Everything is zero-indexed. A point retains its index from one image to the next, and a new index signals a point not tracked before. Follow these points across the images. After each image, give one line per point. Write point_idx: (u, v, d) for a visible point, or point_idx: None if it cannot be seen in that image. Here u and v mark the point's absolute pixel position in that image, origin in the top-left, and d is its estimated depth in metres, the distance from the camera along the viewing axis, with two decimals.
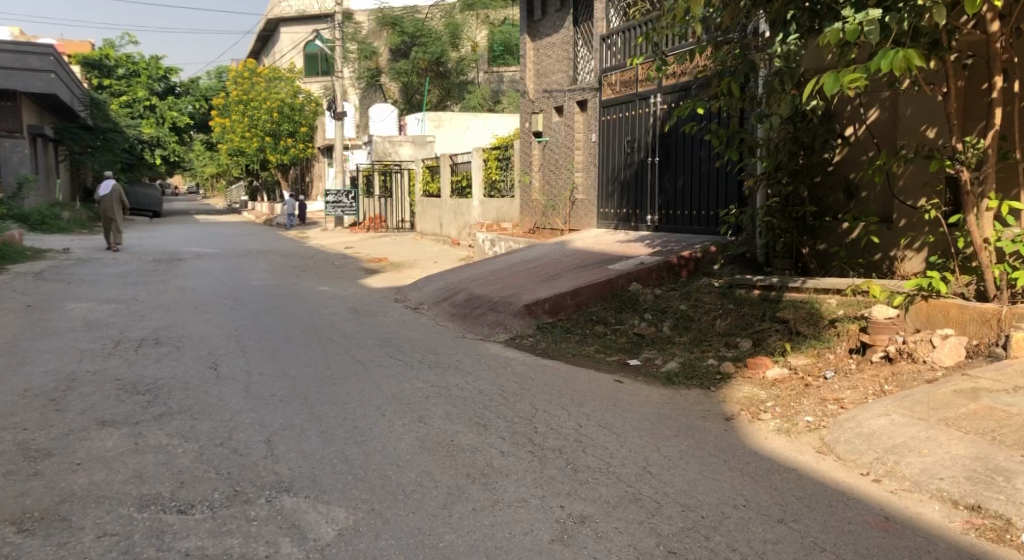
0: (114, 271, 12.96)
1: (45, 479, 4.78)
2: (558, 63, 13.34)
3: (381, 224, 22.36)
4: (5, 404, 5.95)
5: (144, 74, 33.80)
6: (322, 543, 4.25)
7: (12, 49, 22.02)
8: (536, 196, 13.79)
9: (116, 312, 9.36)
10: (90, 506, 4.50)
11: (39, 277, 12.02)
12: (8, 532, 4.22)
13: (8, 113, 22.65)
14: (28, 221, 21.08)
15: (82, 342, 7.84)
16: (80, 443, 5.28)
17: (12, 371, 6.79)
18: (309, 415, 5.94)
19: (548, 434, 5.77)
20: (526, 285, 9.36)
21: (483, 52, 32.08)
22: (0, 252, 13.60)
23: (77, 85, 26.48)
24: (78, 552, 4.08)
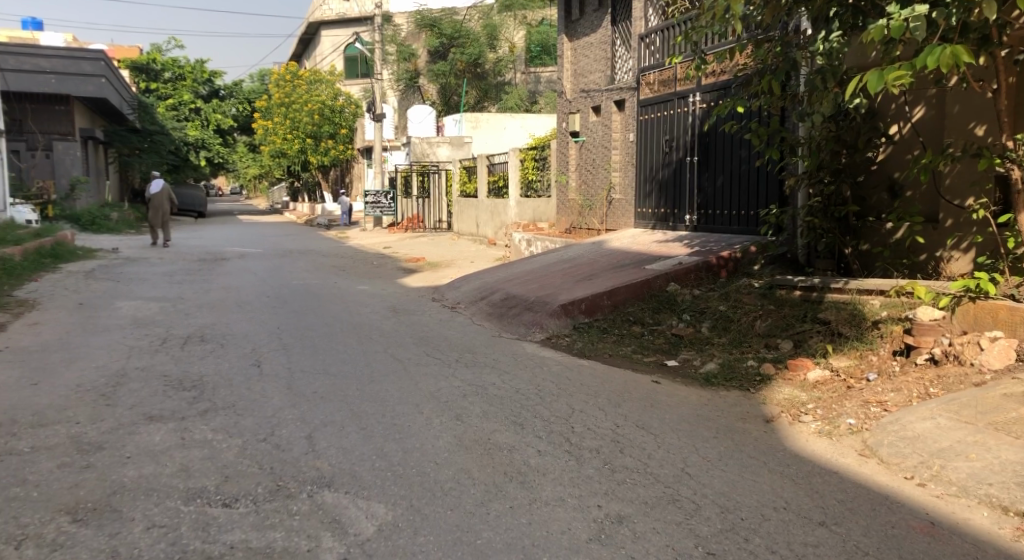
0: (160, 270, 13.20)
1: (97, 471, 4.88)
2: (596, 63, 13.24)
3: (418, 224, 22.53)
4: (58, 398, 6.08)
5: (190, 78, 34.01)
6: (362, 538, 4.29)
7: (65, 54, 22.41)
8: (573, 196, 13.77)
9: (163, 310, 9.52)
10: (139, 498, 4.58)
11: (90, 275, 12.26)
12: (61, 522, 4.32)
13: (61, 116, 23.23)
14: (78, 222, 21.58)
15: (130, 339, 7.99)
16: (129, 437, 5.38)
17: (65, 366, 6.95)
18: (348, 412, 5.98)
19: (585, 434, 5.76)
20: (563, 285, 9.34)
21: (520, 53, 32.25)
22: (54, 252, 13.94)
23: (126, 88, 26.97)
24: (129, 543, 4.16)
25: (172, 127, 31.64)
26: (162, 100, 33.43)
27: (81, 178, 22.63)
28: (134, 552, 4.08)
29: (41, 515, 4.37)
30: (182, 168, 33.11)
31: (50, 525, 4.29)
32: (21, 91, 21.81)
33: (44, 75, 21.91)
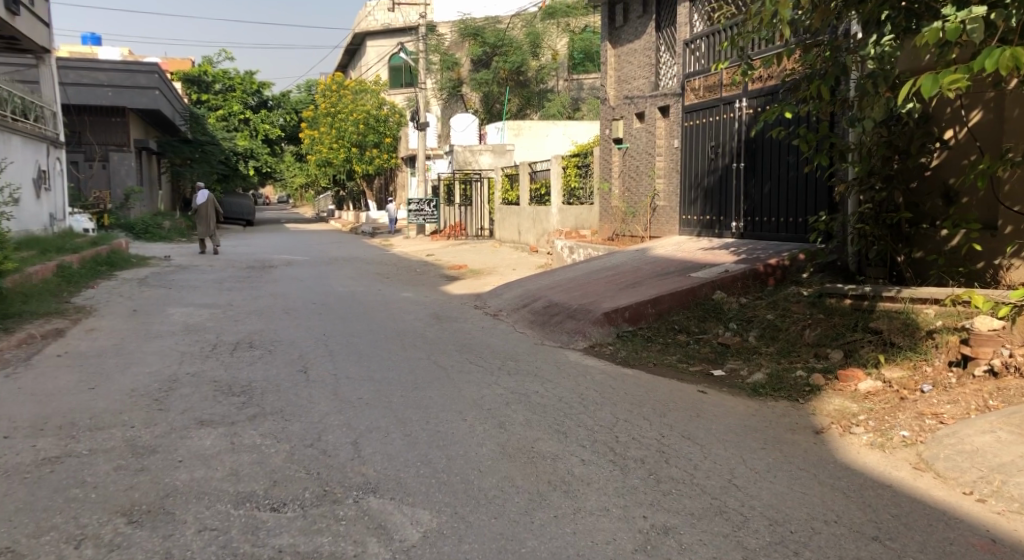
0: (210, 277, 13.40)
1: (151, 474, 4.93)
2: (640, 69, 13.13)
3: (460, 232, 22.59)
4: (114, 403, 6.17)
5: (240, 89, 34.49)
6: (407, 544, 4.29)
7: (122, 67, 22.78)
8: (616, 203, 13.69)
9: (213, 316, 9.65)
10: (192, 501, 4.62)
11: (143, 283, 12.48)
12: (118, 523, 4.37)
13: (117, 128, 23.72)
14: (133, 231, 22.03)
15: (182, 345, 8.09)
16: (182, 441, 5.44)
17: (120, 371, 7.06)
18: (393, 419, 5.99)
19: (630, 443, 5.69)
20: (606, 293, 9.27)
21: (563, 60, 32.11)
22: (110, 260, 14.23)
23: (179, 100, 27.39)
24: (182, 545, 4.19)
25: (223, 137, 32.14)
26: (213, 111, 34.26)
27: (134, 188, 23.18)
28: (187, 555, 4.12)
29: (98, 516, 4.43)
30: (232, 177, 33.63)
31: (107, 526, 4.34)
32: (80, 103, 22.46)
33: (102, 88, 22.48)
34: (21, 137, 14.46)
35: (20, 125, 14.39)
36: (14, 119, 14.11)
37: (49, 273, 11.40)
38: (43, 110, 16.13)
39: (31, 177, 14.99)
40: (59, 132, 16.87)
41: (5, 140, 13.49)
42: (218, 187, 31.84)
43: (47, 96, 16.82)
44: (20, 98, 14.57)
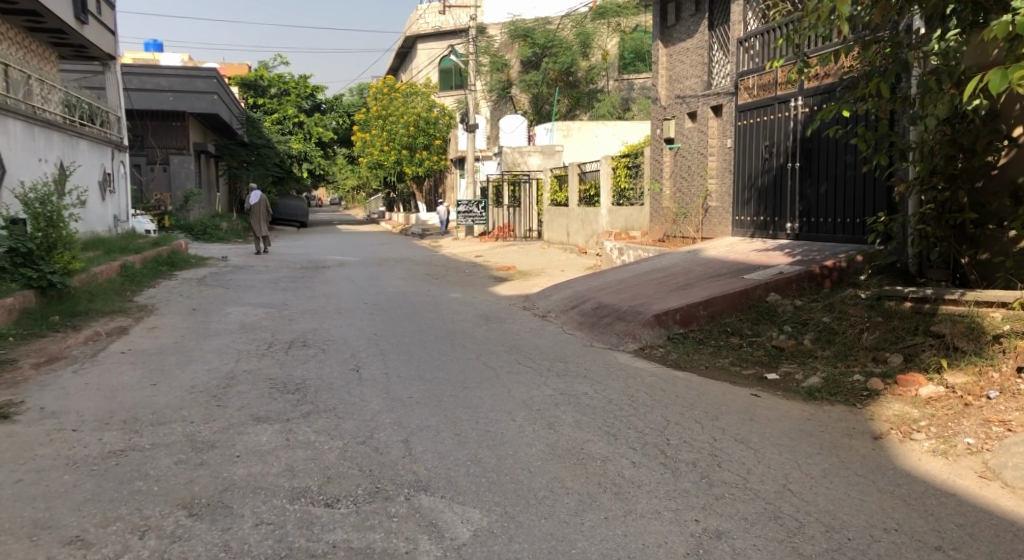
0: (266, 278, 13.58)
1: (210, 468, 4.99)
2: (692, 68, 12.97)
3: (509, 233, 22.61)
4: (174, 398, 6.27)
5: (295, 93, 34.96)
6: (458, 542, 4.29)
7: (182, 73, 23.16)
8: (667, 204, 13.56)
9: (269, 315, 9.77)
10: (249, 496, 4.66)
11: (201, 282, 12.70)
12: (179, 515, 4.43)
13: (177, 132, 24.20)
14: (192, 232, 22.48)
15: (239, 343, 8.21)
16: (239, 437, 5.50)
17: (180, 368, 7.18)
18: (443, 418, 5.98)
19: (681, 446, 5.61)
20: (656, 295, 9.17)
21: (613, 60, 31.75)
22: (169, 260, 14.52)
23: (235, 104, 27.84)
24: (239, 538, 4.23)
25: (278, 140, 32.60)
26: (269, 115, 34.80)
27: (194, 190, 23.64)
28: (245, 548, 4.16)
29: (160, 508, 4.50)
30: (286, 179, 34.12)
31: (168, 517, 4.41)
32: (142, 107, 22.94)
33: (163, 93, 22.90)
34: (88, 141, 14.77)
35: (87, 130, 14.71)
36: (81, 124, 14.42)
37: (113, 272, 11.67)
38: (109, 115, 16.47)
39: (97, 180, 15.32)
40: (124, 136, 17.22)
41: (73, 143, 13.78)
42: (272, 189, 32.35)
43: (112, 101, 17.18)
44: (88, 103, 14.88)
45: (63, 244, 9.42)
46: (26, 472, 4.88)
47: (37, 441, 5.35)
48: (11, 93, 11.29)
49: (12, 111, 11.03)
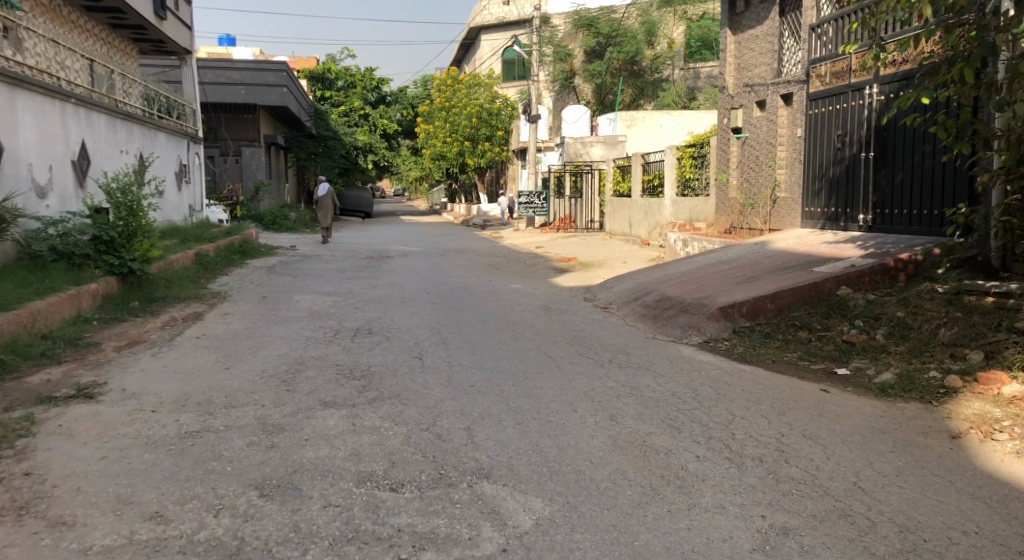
0: (332, 267, 13.74)
1: (280, 450, 5.04)
2: (761, 56, 12.66)
3: (570, 225, 22.52)
4: (244, 382, 6.37)
5: (361, 85, 35.42)
6: (520, 531, 4.28)
7: (252, 67, 23.41)
8: (733, 194, 13.31)
9: (336, 303, 9.88)
10: (317, 478, 4.71)
11: (271, 271, 12.92)
12: (250, 496, 4.50)
13: (248, 124, 24.66)
14: (261, 222, 22.95)
15: (307, 330, 8.30)
16: (307, 420, 5.55)
17: (251, 353, 7.29)
18: (505, 407, 5.95)
19: (747, 441, 5.47)
20: (722, 287, 8.99)
21: (679, 48, 31.69)
22: (239, 248, 14.80)
23: (304, 97, 28.23)
24: (308, 520, 4.29)
25: (344, 132, 33.00)
26: (336, 107, 35.25)
27: (264, 181, 24.09)
28: (312, 529, 4.21)
29: (233, 488, 4.57)
30: (351, 170, 34.52)
31: (240, 497, 4.48)
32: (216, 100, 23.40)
33: (235, 86, 23.22)
34: (166, 133, 15.11)
35: (165, 122, 15.01)
36: (160, 117, 14.75)
37: (189, 260, 11.92)
38: (185, 108, 16.78)
39: (173, 171, 15.64)
40: (199, 128, 17.56)
41: (151, 136, 14.10)
42: (336, 180, 32.80)
43: (188, 94, 17.54)
44: (166, 97, 15.21)
45: (143, 232, 9.46)
46: (108, 450, 5.00)
47: (118, 420, 5.48)
48: (95, 87, 11.59)
49: (96, 104, 11.31)
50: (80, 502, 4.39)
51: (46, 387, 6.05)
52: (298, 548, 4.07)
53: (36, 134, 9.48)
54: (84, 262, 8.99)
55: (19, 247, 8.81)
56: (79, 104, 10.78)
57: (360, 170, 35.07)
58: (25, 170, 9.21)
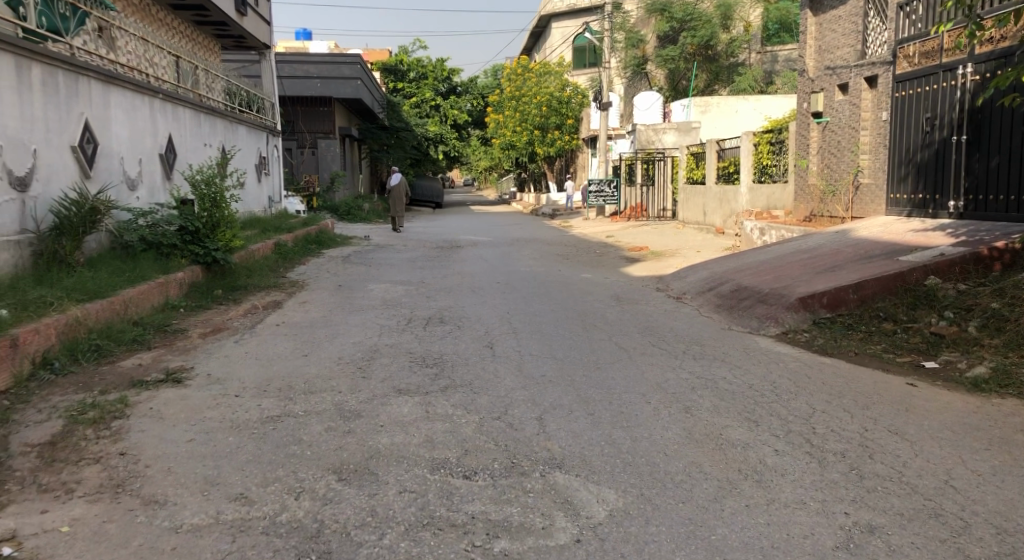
0: (405, 256, 13.83)
1: (357, 436, 5.05)
2: (843, 37, 12.20)
3: (641, 213, 22.27)
4: (321, 369, 6.41)
5: (432, 76, 35.57)
6: (594, 521, 4.20)
7: (328, 59, 23.59)
8: (814, 180, 12.91)
9: (409, 292, 9.92)
10: (392, 464, 4.70)
11: (346, 260, 13.05)
12: (329, 480, 4.51)
13: (324, 116, 25.00)
14: (336, 212, 23.28)
15: (380, 318, 8.33)
16: (382, 407, 5.55)
17: (328, 340, 7.36)
18: (577, 397, 5.85)
19: (829, 436, 5.26)
20: (801, 277, 8.70)
21: (756, 32, 31.10)
22: (315, 237, 15.03)
23: (377, 89, 28.48)
24: (384, 505, 4.27)
25: (416, 123, 33.26)
26: (408, 98, 35.55)
27: (339, 171, 24.45)
28: (389, 514, 4.20)
29: (313, 472, 4.59)
30: (422, 161, 34.79)
31: (320, 481, 4.49)
32: (294, 93, 23.77)
33: (312, 79, 23.50)
34: (246, 127, 15.40)
35: (246, 116, 15.29)
36: (241, 110, 15.04)
37: (269, 249, 12.13)
38: (265, 101, 17.07)
39: (253, 163, 15.93)
40: (277, 121, 17.84)
41: (233, 129, 14.39)
42: (408, 170, 33.11)
43: (267, 88, 17.86)
44: (246, 91, 15.49)
45: (226, 223, 9.64)
46: (195, 432, 5.07)
47: (204, 404, 5.56)
48: (180, 83, 11.85)
49: (182, 99, 11.55)
50: (170, 482, 4.47)
51: (137, 370, 6.20)
52: (375, 532, 4.06)
53: (127, 128, 9.71)
54: (172, 251, 9.17)
55: (110, 237, 8.92)
56: (166, 99, 11.00)
57: (431, 161, 35.29)
58: (118, 164, 9.46)
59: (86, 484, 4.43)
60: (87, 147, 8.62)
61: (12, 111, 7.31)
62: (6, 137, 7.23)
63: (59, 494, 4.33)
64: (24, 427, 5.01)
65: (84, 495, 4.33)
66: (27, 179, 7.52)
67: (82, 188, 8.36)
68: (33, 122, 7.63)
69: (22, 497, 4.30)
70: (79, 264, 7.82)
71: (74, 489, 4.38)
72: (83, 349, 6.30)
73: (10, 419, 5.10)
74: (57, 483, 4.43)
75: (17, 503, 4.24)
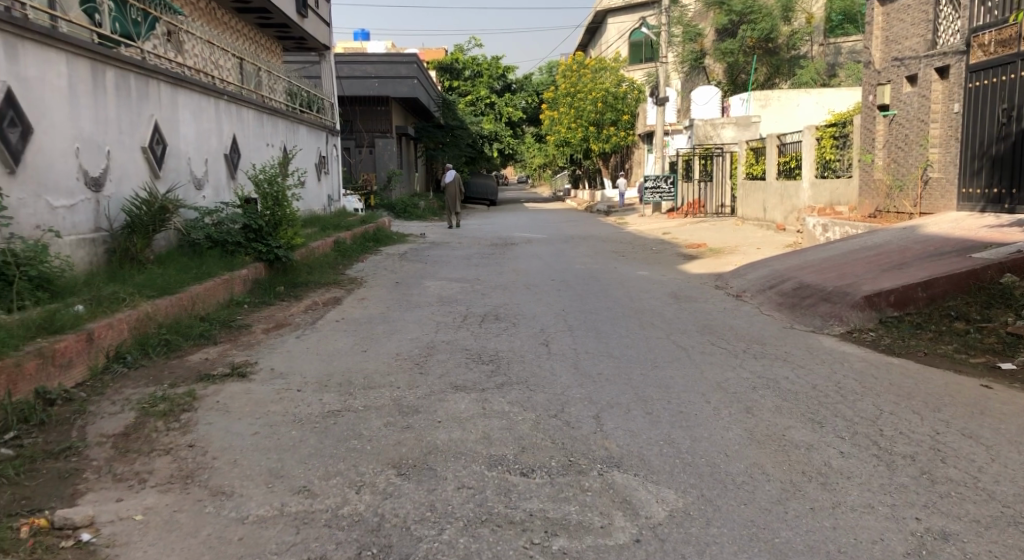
0: (460, 253, 13.83)
1: (415, 432, 5.03)
2: (913, 27, 11.76)
3: (699, 209, 21.91)
4: (380, 364, 6.43)
5: (487, 74, 35.60)
6: (653, 521, 4.11)
7: (385, 60, 23.72)
8: (879, 175, 12.58)
9: (464, 289, 9.90)
10: (451, 460, 4.67)
11: (402, 257, 13.11)
12: (389, 474, 4.50)
13: (382, 116, 25.21)
14: (393, 210, 23.48)
15: (436, 315, 8.33)
16: (440, 403, 5.53)
17: (386, 336, 7.38)
18: (634, 396, 5.76)
19: (897, 438, 5.08)
20: (866, 274, 8.47)
21: (819, 23, 30.34)
22: (371, 234, 15.13)
23: (433, 88, 28.60)
24: (443, 500, 4.25)
25: (470, 121, 33.35)
26: (464, 96, 35.67)
27: (395, 170, 24.64)
28: (448, 509, 4.17)
29: (373, 466, 4.59)
30: (477, 159, 34.85)
31: (380, 475, 4.49)
32: (352, 93, 24.00)
33: (369, 79, 23.69)
34: (307, 127, 15.59)
35: (306, 116, 15.48)
36: (301, 111, 15.22)
37: (328, 247, 12.24)
38: (325, 102, 17.28)
39: (314, 163, 16.13)
40: (336, 121, 18.03)
41: (295, 130, 14.59)
42: (463, 168, 33.21)
43: (327, 89, 18.06)
44: (307, 91, 15.68)
45: (288, 222, 9.74)
46: (259, 426, 5.11)
47: (268, 398, 5.61)
48: (244, 84, 12.03)
49: (246, 101, 11.72)
50: (237, 474, 4.51)
51: (204, 365, 6.29)
52: (434, 527, 4.03)
53: (194, 129, 9.88)
54: (237, 249, 9.31)
55: (178, 235, 9.09)
56: (231, 101, 11.18)
57: (486, 159, 35.36)
58: (185, 164, 9.64)
59: (158, 474, 4.50)
60: (156, 147, 8.80)
61: (88, 114, 7.48)
62: (82, 138, 7.40)
63: (132, 483, 4.40)
64: (98, 418, 5.11)
65: (156, 484, 4.39)
66: (101, 180, 7.69)
67: (152, 188, 8.52)
68: (107, 124, 7.80)
69: (98, 485, 4.38)
70: (149, 261, 7.98)
71: (147, 479, 4.45)
72: (153, 344, 6.42)
73: (85, 410, 5.21)
74: (130, 472, 4.51)
75: (94, 491, 4.32)
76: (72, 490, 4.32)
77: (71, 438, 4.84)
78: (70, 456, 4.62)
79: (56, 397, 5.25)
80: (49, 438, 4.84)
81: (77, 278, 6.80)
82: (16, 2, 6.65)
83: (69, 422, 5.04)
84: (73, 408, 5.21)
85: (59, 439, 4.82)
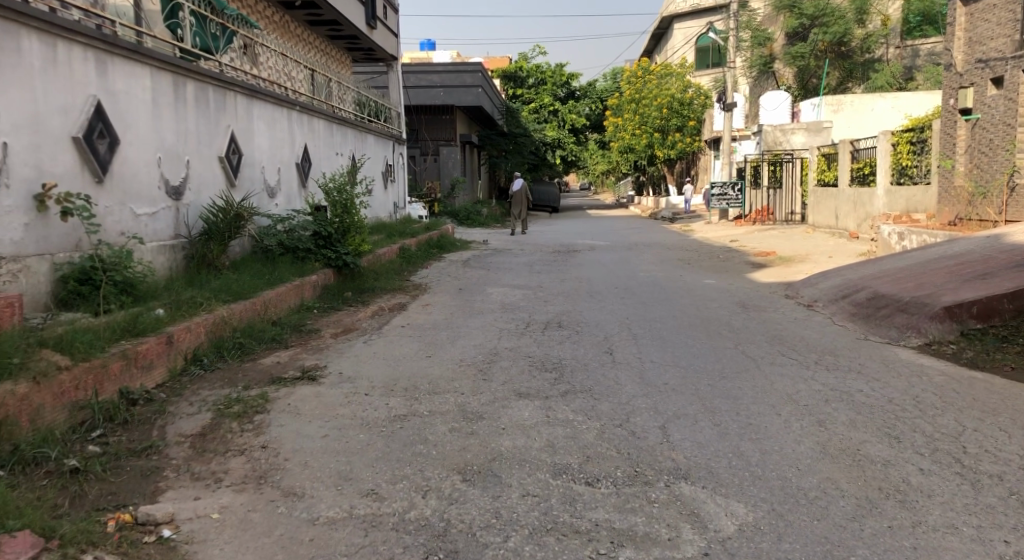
0: (522, 260, 13.76)
1: (479, 438, 4.97)
2: (998, 27, 11.33)
3: (767, 217, 21.40)
4: (444, 370, 6.40)
5: (551, 82, 35.59)
6: (723, 535, 3.98)
7: (450, 69, 23.80)
8: (960, 182, 12.14)
9: (527, 296, 9.83)
10: (516, 467, 4.59)
11: (465, 264, 13.09)
12: (454, 479, 4.45)
13: (446, 124, 25.38)
14: (457, 217, 23.65)
15: (500, 321, 8.28)
16: (504, 409, 5.47)
17: (450, 342, 7.36)
18: (701, 407, 5.61)
19: (982, 456, 4.83)
20: (947, 285, 8.14)
21: (895, 25, 29.49)
22: (435, 240, 15.18)
23: (498, 96, 28.66)
24: (508, 508, 4.17)
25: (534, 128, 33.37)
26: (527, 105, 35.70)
27: (459, 177, 24.76)
28: (513, 517, 4.10)
29: (438, 471, 4.54)
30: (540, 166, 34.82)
31: (445, 480, 4.44)
32: (418, 102, 24.20)
33: (435, 89, 23.84)
34: (375, 136, 15.73)
35: (374, 126, 15.63)
36: (370, 120, 15.38)
37: (393, 253, 12.30)
38: (392, 111, 17.42)
39: (381, 171, 16.28)
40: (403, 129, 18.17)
41: (363, 139, 14.73)
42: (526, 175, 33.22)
43: (394, 98, 18.21)
44: (374, 101, 15.84)
45: (355, 229, 9.81)
46: (328, 429, 5.12)
47: (336, 401, 5.61)
48: (316, 95, 12.19)
49: (318, 111, 11.88)
50: (306, 475, 4.51)
51: (276, 367, 6.35)
52: (500, 534, 3.96)
53: (268, 139, 10.04)
54: (307, 255, 9.36)
55: (252, 242, 9.22)
56: (304, 111, 11.33)
57: (549, 166, 35.30)
58: (259, 173, 9.79)
59: (232, 474, 4.53)
60: (232, 157, 8.95)
61: (170, 125, 7.64)
62: (164, 149, 7.55)
63: (209, 482, 4.43)
64: (177, 419, 5.18)
65: (231, 484, 4.42)
66: (180, 188, 7.85)
67: (228, 196, 8.67)
68: (187, 134, 7.95)
69: (176, 483, 4.42)
70: (225, 267, 8.12)
71: (222, 479, 4.48)
72: (227, 346, 6.51)
73: (165, 410, 5.29)
74: (207, 472, 4.54)
75: (174, 489, 4.36)
76: (152, 487, 4.37)
77: (151, 437, 4.91)
78: (150, 455, 4.69)
79: (138, 398, 5.34)
80: (131, 437, 4.91)
81: (157, 282, 6.94)
82: (107, 19, 6.83)
83: (150, 422, 5.12)
84: (153, 409, 5.29)
85: (140, 439, 4.89)
